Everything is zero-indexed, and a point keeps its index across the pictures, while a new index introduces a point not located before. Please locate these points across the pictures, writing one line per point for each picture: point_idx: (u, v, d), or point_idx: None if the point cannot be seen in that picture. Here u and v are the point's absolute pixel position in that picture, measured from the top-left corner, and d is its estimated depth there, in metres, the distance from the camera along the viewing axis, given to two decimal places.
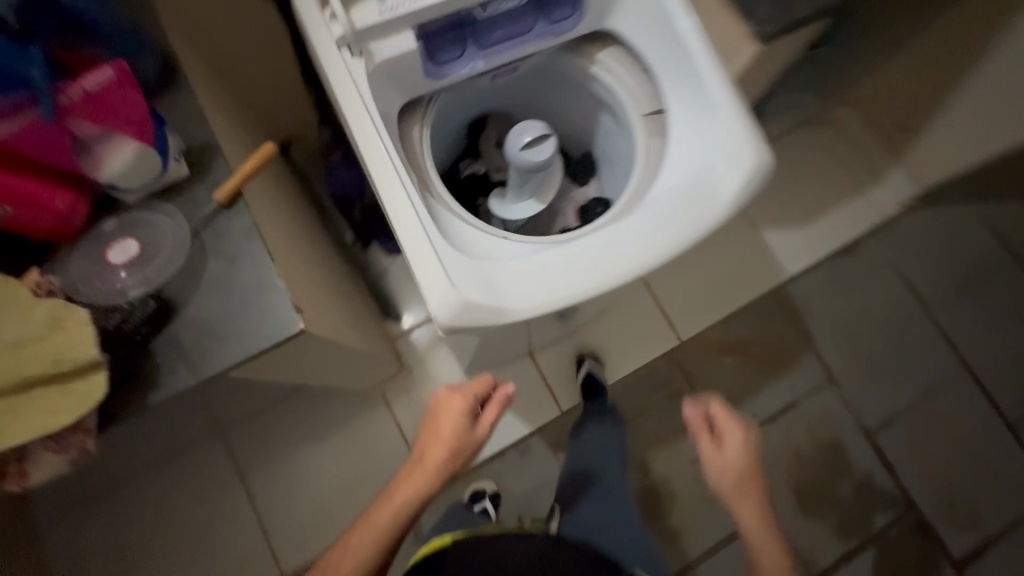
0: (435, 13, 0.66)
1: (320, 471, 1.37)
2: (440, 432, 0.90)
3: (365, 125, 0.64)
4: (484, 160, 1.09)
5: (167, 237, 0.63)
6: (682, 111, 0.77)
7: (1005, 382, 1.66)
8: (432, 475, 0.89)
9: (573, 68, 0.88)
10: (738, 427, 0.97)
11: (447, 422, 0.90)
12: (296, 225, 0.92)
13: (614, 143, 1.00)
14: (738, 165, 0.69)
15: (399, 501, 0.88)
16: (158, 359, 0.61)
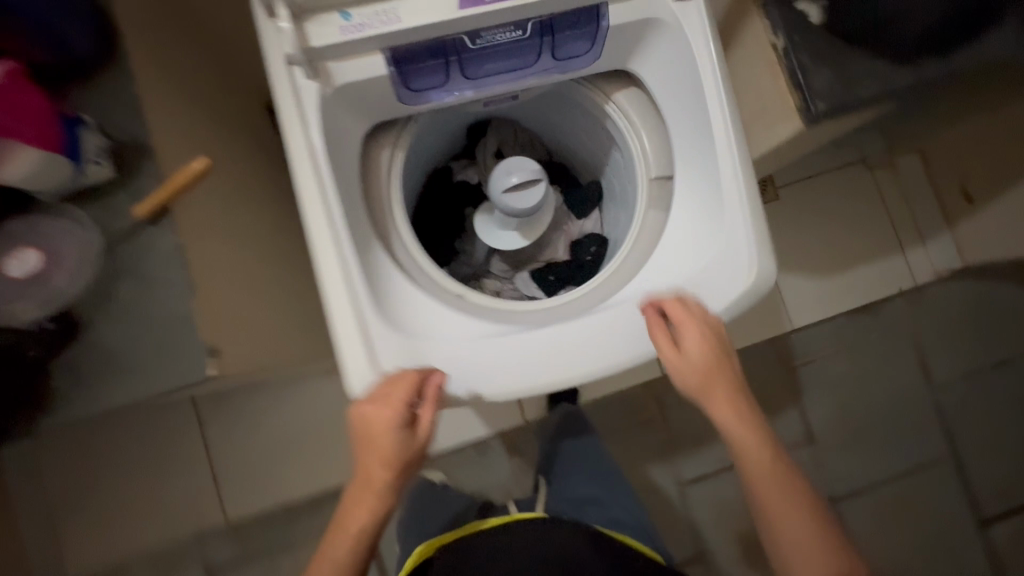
0: (412, 38, 0.55)
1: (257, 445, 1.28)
2: (373, 448, 0.58)
3: (304, 165, 0.55)
4: (478, 167, 0.99)
5: (77, 250, 0.57)
6: (692, 195, 0.67)
7: (991, 482, 1.54)
8: (383, 487, 0.60)
9: (585, 101, 0.75)
10: (705, 320, 0.61)
11: (372, 433, 0.57)
12: (267, 215, 0.84)
13: (623, 184, 0.88)
14: (733, 283, 0.61)
15: (354, 530, 0.62)
16: (56, 381, 0.57)
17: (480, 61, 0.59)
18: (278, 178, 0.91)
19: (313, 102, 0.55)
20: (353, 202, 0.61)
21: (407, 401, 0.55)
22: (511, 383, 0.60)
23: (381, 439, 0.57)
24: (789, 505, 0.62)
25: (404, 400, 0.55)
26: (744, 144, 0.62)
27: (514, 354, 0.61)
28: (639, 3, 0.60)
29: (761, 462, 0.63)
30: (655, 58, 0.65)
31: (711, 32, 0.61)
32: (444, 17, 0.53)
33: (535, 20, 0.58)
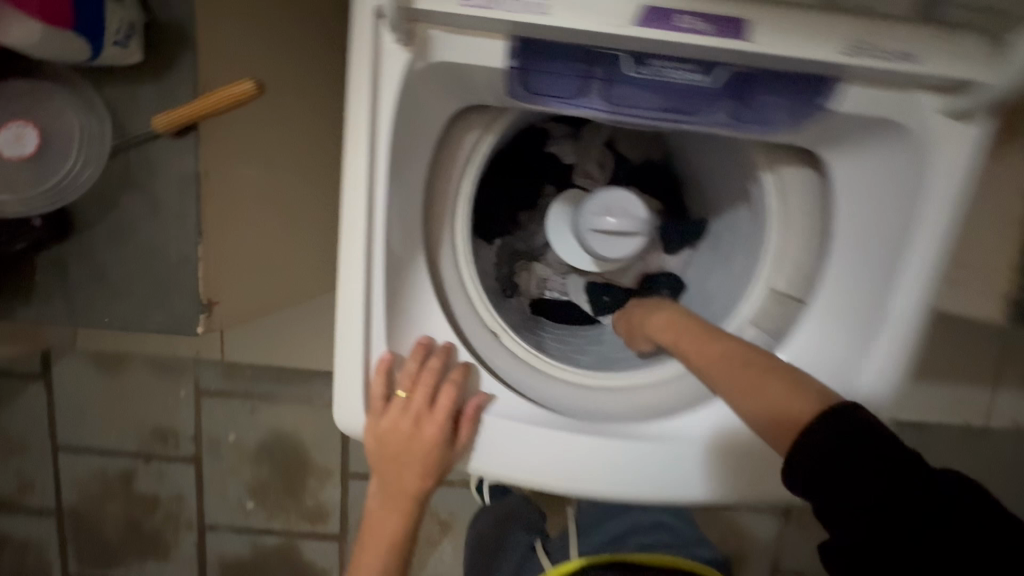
0: (556, 35, 0.38)
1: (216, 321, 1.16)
2: (408, 453, 0.49)
3: (361, 155, 0.42)
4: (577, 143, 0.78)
5: (84, 142, 0.47)
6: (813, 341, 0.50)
7: None
8: (423, 501, 0.52)
9: (739, 156, 0.57)
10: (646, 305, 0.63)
11: (410, 444, 0.49)
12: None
13: (734, 245, 0.70)
14: None
15: (388, 542, 0.53)
16: (37, 278, 0.51)
17: (634, 87, 0.41)
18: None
19: (397, 80, 0.40)
20: (409, 202, 0.49)
21: (443, 409, 0.49)
22: (521, 475, 0.50)
23: (421, 452, 0.49)
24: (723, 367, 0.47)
25: (444, 406, 0.49)
26: (917, 331, 0.47)
27: (524, 444, 0.50)
28: (892, 93, 0.40)
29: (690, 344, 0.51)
30: (865, 161, 0.46)
31: (969, 174, 0.43)
32: (613, 28, 0.36)
33: (732, 66, 0.39)
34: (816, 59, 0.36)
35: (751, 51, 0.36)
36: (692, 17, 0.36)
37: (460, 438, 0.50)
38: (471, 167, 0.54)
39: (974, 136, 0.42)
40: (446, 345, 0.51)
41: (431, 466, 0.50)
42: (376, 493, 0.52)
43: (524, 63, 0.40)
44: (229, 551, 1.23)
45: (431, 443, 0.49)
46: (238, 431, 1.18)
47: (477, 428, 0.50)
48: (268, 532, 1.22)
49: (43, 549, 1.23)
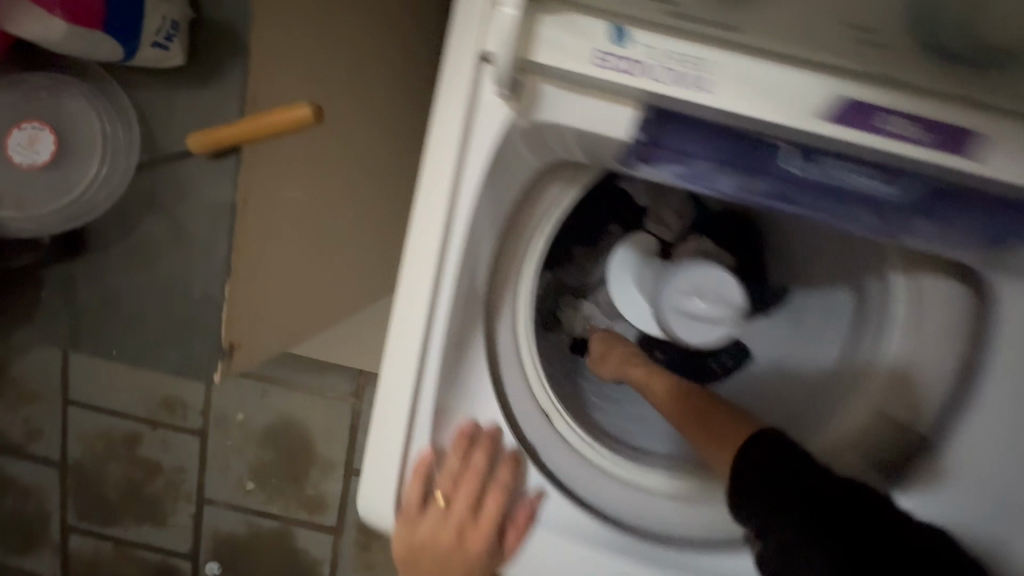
0: (710, 116, 0.31)
1: None
2: (446, 560, 0.42)
3: (433, 220, 0.35)
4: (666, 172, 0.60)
5: (111, 151, 0.41)
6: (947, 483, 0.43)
7: None
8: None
9: (869, 249, 0.50)
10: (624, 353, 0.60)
11: (450, 557, 0.42)
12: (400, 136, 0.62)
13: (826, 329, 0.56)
14: None
15: None
16: (43, 295, 0.45)
17: (789, 186, 0.32)
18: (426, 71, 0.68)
19: (491, 141, 0.33)
20: (476, 267, 0.41)
21: (487, 517, 0.42)
22: None
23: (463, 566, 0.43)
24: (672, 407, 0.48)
25: (489, 515, 0.42)
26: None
27: (572, 564, 0.43)
28: None
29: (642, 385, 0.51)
30: None
31: None
32: (798, 124, 0.29)
33: (926, 176, 0.31)
34: None
35: (965, 173, 0.30)
36: (906, 120, 0.29)
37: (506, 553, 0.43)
38: (547, 226, 0.46)
39: None
40: (492, 431, 0.44)
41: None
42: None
43: (654, 139, 0.32)
44: (224, 528, 1.20)
45: (474, 558, 0.42)
46: (247, 412, 1.14)
47: (525, 538, 0.43)
48: (265, 515, 1.18)
49: (41, 498, 1.22)
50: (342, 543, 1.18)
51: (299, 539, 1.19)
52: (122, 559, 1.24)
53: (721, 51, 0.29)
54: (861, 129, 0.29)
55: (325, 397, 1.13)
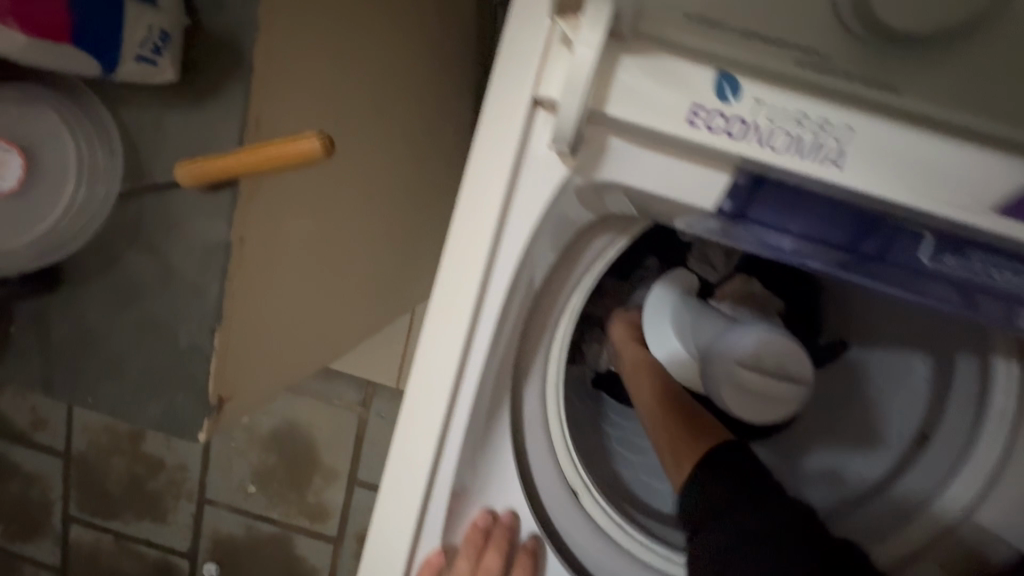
0: (828, 189, 0.24)
1: None
2: None
3: (463, 285, 0.29)
4: None
5: (89, 176, 0.35)
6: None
7: None
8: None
9: (965, 326, 0.42)
10: None
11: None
12: (417, 153, 0.57)
13: (895, 403, 0.48)
14: None
15: None
16: (15, 331, 0.39)
17: (897, 274, 0.27)
18: (453, 80, 0.62)
19: (540, 197, 0.27)
20: (507, 329, 0.34)
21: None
22: None
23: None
24: (655, 390, 0.46)
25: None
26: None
27: None
28: None
29: (631, 360, 0.48)
30: None
31: None
32: (942, 209, 0.23)
33: None
34: None
35: None
36: None
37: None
38: (592, 275, 0.39)
39: None
40: (508, 521, 0.37)
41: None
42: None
43: (743, 210, 0.26)
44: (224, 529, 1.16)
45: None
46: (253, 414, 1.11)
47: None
48: (265, 520, 1.14)
49: (42, 488, 1.19)
50: (342, 554, 1.14)
51: (298, 548, 1.15)
52: (117, 555, 1.21)
53: (859, 112, 0.23)
54: (1017, 221, 0.23)
55: (333, 404, 1.09)
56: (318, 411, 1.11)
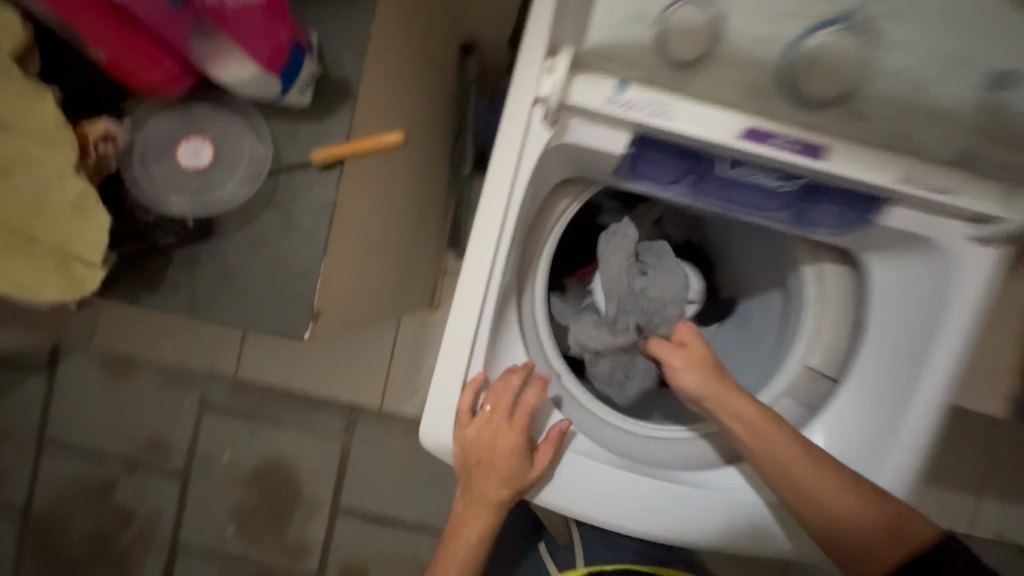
0: (670, 136, 0.47)
1: (284, 359, 1.33)
2: (493, 468, 0.54)
3: (495, 205, 0.51)
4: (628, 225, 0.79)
5: (249, 163, 0.55)
6: (855, 402, 0.59)
7: None
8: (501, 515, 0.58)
9: (784, 253, 0.66)
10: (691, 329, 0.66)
11: (494, 463, 0.54)
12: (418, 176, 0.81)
13: (762, 322, 0.71)
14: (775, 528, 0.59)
15: (469, 537, 0.58)
16: (169, 269, 0.56)
17: (722, 185, 0.51)
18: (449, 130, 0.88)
19: (534, 154, 0.50)
20: (514, 248, 0.56)
21: (521, 425, 0.55)
22: (575, 502, 0.55)
23: (507, 470, 0.54)
24: (789, 455, 0.54)
25: (523, 426, 0.55)
26: (937, 436, 0.54)
27: (591, 482, 0.56)
28: (925, 218, 0.50)
29: (756, 420, 0.57)
30: (898, 264, 0.55)
31: (987, 286, 0.51)
32: (729, 142, 0.45)
33: (802, 180, 0.49)
34: (872, 185, 0.45)
35: (824, 169, 0.45)
36: (782, 139, 0.45)
37: (538, 460, 0.55)
38: (562, 225, 0.63)
39: (990, 257, 0.50)
40: (527, 365, 0.57)
41: (513, 484, 0.54)
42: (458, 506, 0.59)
43: (636, 153, 0.50)
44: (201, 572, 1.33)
45: (512, 460, 0.54)
46: (233, 452, 1.34)
47: (555, 449, 0.55)
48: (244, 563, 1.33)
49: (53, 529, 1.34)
50: None
51: None
52: None
53: (677, 96, 0.45)
54: (761, 145, 0.45)
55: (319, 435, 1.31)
56: (302, 443, 1.33)
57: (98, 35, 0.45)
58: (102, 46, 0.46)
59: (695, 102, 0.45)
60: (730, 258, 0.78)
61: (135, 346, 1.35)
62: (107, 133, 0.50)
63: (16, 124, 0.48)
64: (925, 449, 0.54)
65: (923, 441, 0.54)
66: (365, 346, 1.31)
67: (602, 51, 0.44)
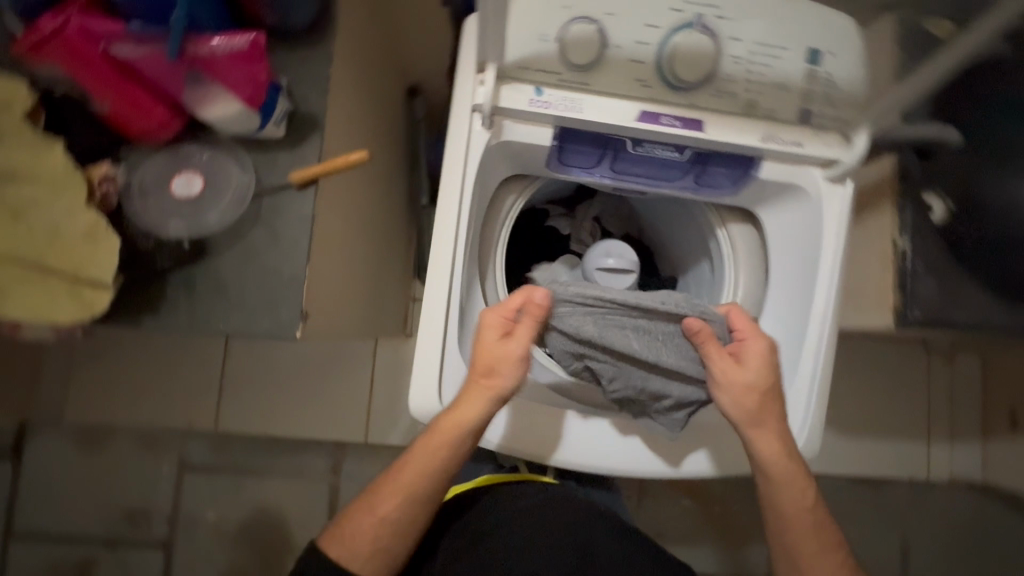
0: (584, 125, 0.59)
1: (263, 402, 1.34)
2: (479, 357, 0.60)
3: (451, 198, 0.61)
4: (572, 224, 0.91)
5: (235, 191, 0.63)
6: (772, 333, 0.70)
7: None
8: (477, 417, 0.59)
9: (699, 222, 0.78)
10: (762, 336, 0.63)
11: (479, 348, 0.60)
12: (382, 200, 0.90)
13: (695, 288, 0.83)
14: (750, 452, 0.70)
15: (438, 443, 0.60)
16: (167, 291, 0.63)
17: (632, 162, 0.63)
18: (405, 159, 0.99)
19: (478, 151, 0.60)
20: (472, 236, 0.66)
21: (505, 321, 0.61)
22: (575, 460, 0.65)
23: (486, 354, 0.60)
24: (795, 512, 0.63)
25: (506, 324, 0.61)
26: (833, 341, 0.65)
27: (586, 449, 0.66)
28: (791, 168, 0.63)
29: (778, 471, 0.61)
30: (782, 211, 0.68)
31: (847, 214, 0.64)
32: (628, 124, 0.57)
33: (694, 150, 0.62)
34: (740, 145, 0.58)
35: (702, 137, 0.58)
36: (669, 117, 0.57)
37: (513, 346, 0.60)
38: (511, 218, 0.74)
39: (847, 194, 0.64)
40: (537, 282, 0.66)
41: (490, 367, 0.59)
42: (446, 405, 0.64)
43: (559, 144, 0.61)
44: None
45: (492, 346, 0.60)
46: (219, 510, 1.32)
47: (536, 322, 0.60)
48: None
49: None
50: None
51: None
52: None
53: (583, 92, 0.57)
54: (650, 123, 0.57)
55: (307, 478, 1.33)
56: (290, 491, 1.33)
57: (101, 89, 0.54)
58: (104, 96, 0.54)
59: (599, 95, 0.57)
60: (663, 239, 0.90)
61: (105, 415, 1.32)
62: (108, 175, 0.59)
63: (29, 175, 0.56)
64: (830, 355, 0.66)
65: (825, 348, 0.65)
66: (344, 379, 1.35)
67: (520, 66, 0.56)
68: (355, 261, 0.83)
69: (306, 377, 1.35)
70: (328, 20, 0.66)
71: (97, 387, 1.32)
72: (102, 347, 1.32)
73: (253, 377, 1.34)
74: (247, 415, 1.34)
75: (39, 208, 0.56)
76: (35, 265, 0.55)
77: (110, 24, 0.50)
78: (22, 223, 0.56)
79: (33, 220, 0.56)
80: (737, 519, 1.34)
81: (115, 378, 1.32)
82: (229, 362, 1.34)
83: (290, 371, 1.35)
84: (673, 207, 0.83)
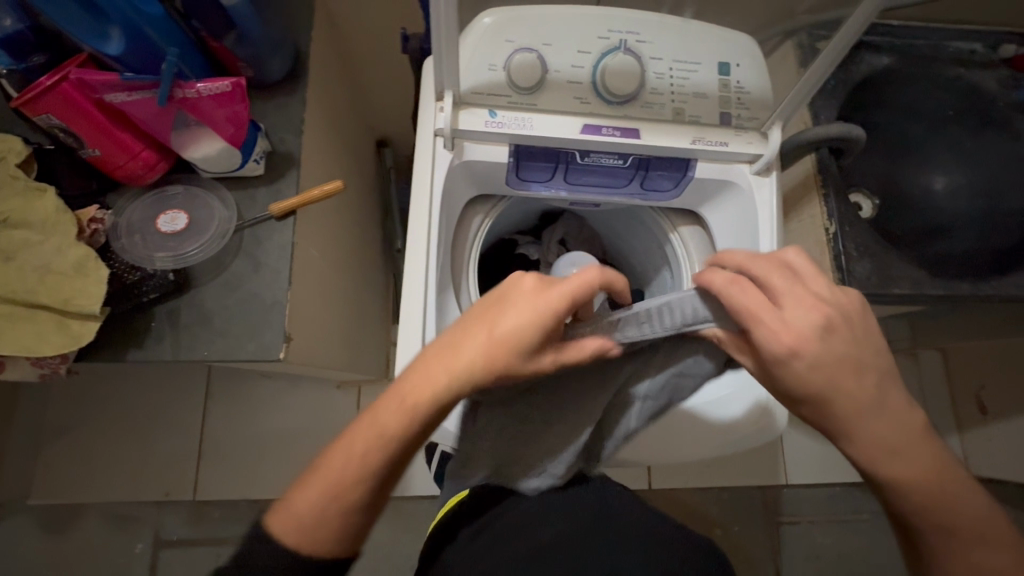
0: (535, 141, 0.66)
1: (245, 460, 1.31)
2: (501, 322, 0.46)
3: (420, 212, 0.66)
4: (540, 248, 0.97)
5: (216, 226, 0.67)
6: None
7: None
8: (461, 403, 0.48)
9: (652, 230, 0.85)
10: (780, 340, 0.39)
11: (501, 327, 0.45)
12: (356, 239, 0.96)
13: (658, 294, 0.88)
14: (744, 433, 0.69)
15: (417, 404, 0.46)
16: (151, 323, 0.65)
17: (582, 172, 0.71)
18: None
19: (444, 170, 0.67)
20: (444, 250, 0.71)
21: (572, 309, 0.47)
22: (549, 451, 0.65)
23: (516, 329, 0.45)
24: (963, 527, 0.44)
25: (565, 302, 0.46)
26: None
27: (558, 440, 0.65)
28: (724, 166, 0.70)
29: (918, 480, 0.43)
30: (722, 207, 0.75)
31: (778, 201, 0.71)
32: (573, 135, 0.65)
33: (635, 156, 0.69)
34: (674, 148, 0.66)
35: (640, 144, 0.66)
36: (609, 128, 0.65)
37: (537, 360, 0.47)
38: (480, 237, 0.80)
39: (774, 184, 0.71)
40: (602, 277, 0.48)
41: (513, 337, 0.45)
42: (433, 351, 0.48)
43: (515, 160, 0.68)
44: None
45: (536, 341, 0.45)
46: None
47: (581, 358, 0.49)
48: None
49: None
50: None
51: None
52: None
53: (531, 112, 0.65)
54: (593, 134, 0.65)
55: None
56: None
57: (93, 136, 0.59)
58: (96, 143, 0.60)
59: (546, 113, 0.65)
60: (627, 254, 0.96)
61: (75, 493, 1.26)
62: (99, 216, 0.64)
63: (22, 219, 0.59)
64: None
65: None
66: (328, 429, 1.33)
67: (474, 93, 0.64)
68: (334, 294, 0.87)
69: (289, 430, 1.33)
70: (300, 75, 0.74)
71: (67, 461, 1.27)
72: (74, 417, 1.29)
73: (235, 434, 1.32)
74: (227, 476, 1.30)
75: (29, 250, 0.59)
76: (23, 301, 0.58)
77: (104, 76, 0.55)
78: (10, 263, 0.58)
79: (23, 260, 0.58)
80: (737, 538, 1.32)
81: (86, 449, 1.28)
82: (207, 421, 1.32)
83: (271, 426, 1.33)
84: (630, 223, 0.91)
